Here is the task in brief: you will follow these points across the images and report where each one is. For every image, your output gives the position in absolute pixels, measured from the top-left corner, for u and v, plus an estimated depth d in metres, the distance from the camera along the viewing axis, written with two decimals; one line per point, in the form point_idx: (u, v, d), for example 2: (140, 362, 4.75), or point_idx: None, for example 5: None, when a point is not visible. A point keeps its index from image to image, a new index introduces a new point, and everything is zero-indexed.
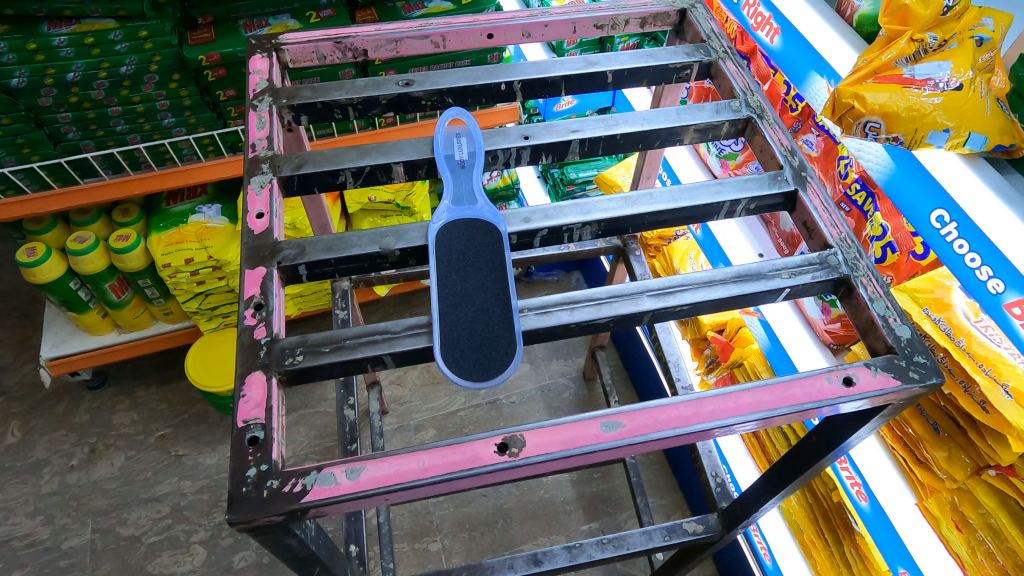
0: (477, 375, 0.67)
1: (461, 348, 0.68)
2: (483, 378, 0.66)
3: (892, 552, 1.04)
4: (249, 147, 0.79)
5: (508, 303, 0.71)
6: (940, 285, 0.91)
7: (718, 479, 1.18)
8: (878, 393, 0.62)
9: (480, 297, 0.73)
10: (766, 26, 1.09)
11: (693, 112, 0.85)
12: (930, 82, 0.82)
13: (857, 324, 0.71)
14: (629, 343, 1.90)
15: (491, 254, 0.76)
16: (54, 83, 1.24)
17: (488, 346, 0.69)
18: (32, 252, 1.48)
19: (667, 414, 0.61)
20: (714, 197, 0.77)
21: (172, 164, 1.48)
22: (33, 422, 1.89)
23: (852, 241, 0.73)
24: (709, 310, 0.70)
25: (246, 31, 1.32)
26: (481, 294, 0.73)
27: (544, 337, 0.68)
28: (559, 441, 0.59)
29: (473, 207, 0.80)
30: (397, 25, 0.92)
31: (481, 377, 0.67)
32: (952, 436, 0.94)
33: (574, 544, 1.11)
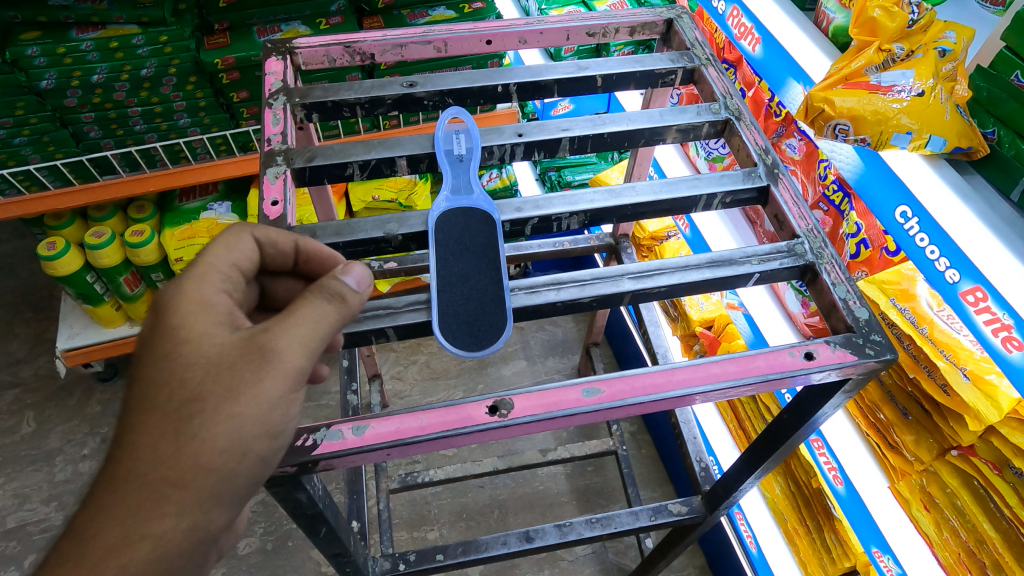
0: (469, 345, 0.72)
1: (456, 322, 0.74)
2: (475, 348, 0.72)
3: (865, 533, 1.10)
4: (265, 141, 0.86)
5: (500, 283, 0.77)
6: (906, 277, 0.96)
7: (702, 463, 1.26)
8: (837, 366, 0.69)
9: (474, 277, 0.78)
10: (748, 36, 1.15)
11: (675, 113, 0.92)
12: (895, 88, 0.88)
13: (821, 306, 0.77)
14: (623, 340, 1.97)
15: (485, 239, 0.81)
16: (79, 84, 1.31)
17: (481, 321, 0.74)
18: (52, 245, 1.54)
19: (643, 381, 0.68)
20: (692, 190, 0.84)
21: (187, 163, 1.55)
22: (47, 412, 1.94)
23: (819, 232, 0.80)
24: (685, 292, 0.77)
25: (260, 36, 1.40)
26: (475, 274, 0.78)
27: (532, 315, 0.75)
28: (543, 404, 0.65)
29: (472, 197, 0.85)
30: (402, 31, 0.99)
31: (473, 348, 0.72)
32: (919, 421, 0.99)
33: (564, 523, 1.17)
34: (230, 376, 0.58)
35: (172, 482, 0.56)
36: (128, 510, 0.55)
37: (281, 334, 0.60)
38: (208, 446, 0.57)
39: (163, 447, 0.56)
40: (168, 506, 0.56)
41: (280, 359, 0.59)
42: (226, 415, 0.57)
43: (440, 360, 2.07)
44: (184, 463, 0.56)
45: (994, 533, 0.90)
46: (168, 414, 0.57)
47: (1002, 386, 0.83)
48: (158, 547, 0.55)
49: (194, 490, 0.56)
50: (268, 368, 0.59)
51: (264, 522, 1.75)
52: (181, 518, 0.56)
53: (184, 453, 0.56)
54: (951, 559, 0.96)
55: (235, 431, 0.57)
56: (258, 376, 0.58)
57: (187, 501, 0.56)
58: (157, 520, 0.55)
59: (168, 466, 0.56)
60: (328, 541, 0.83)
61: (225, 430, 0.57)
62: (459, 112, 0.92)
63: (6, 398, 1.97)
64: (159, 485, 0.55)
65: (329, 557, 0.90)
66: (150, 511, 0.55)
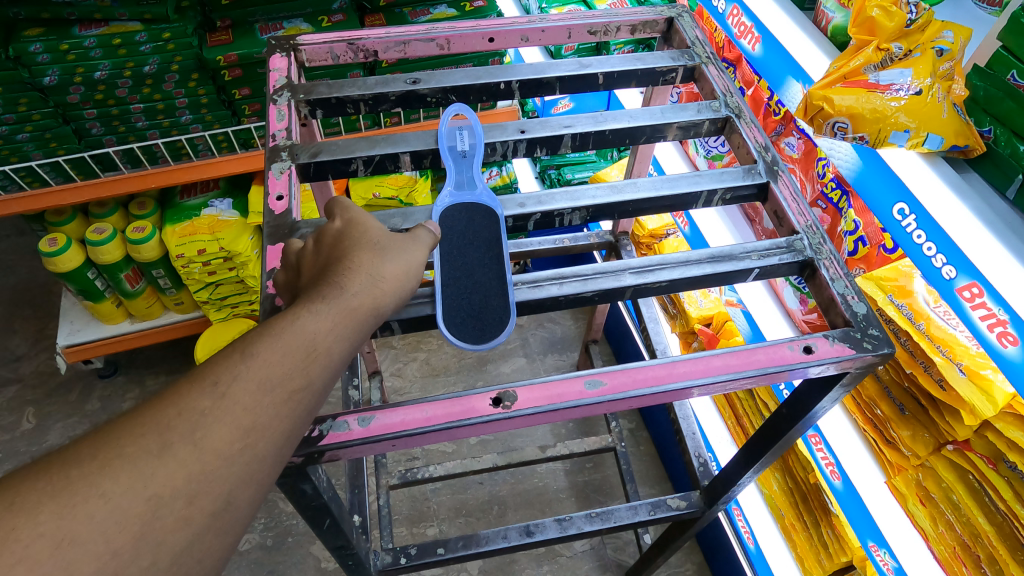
0: (472, 338, 0.73)
1: (461, 315, 0.75)
2: (478, 340, 0.73)
3: (862, 527, 1.10)
4: (269, 137, 0.86)
5: (504, 278, 0.78)
6: (904, 273, 0.98)
7: (700, 458, 1.27)
8: (835, 360, 0.70)
9: (478, 272, 0.79)
10: (748, 35, 1.15)
11: (676, 111, 0.93)
12: (892, 87, 0.89)
13: (820, 302, 0.78)
14: (622, 337, 1.98)
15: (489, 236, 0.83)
16: (82, 81, 1.31)
17: (485, 313, 0.75)
18: (53, 242, 1.54)
19: (644, 374, 0.68)
20: (692, 186, 0.85)
21: (188, 160, 1.55)
22: (47, 409, 1.95)
23: (817, 228, 0.81)
24: (685, 287, 0.78)
25: (262, 33, 1.41)
26: (479, 269, 0.79)
27: (535, 309, 0.77)
28: (547, 396, 0.66)
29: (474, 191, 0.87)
30: (405, 28, 1.00)
31: (476, 340, 0.73)
32: (915, 415, 1.00)
33: (564, 518, 1.18)
34: (365, 275, 0.61)
35: (307, 363, 0.53)
36: (267, 391, 0.51)
37: (406, 252, 0.65)
38: (345, 335, 0.57)
39: (309, 329, 0.55)
40: (307, 389, 0.53)
41: (407, 270, 0.64)
42: (364, 311, 0.59)
43: (440, 357, 2.08)
44: (325, 346, 0.55)
45: (989, 527, 0.90)
46: (298, 308, 0.56)
47: (997, 380, 0.83)
48: (270, 439, 0.50)
49: (323, 381, 0.54)
50: (402, 275, 0.64)
51: (264, 518, 1.75)
52: (301, 413, 0.53)
53: (328, 337, 0.55)
54: (946, 552, 0.98)
55: (365, 328, 0.59)
56: (391, 282, 0.62)
57: (317, 393, 0.54)
58: (292, 402, 0.52)
59: (308, 347, 0.54)
60: (331, 533, 0.84)
61: (363, 324, 0.58)
62: (461, 108, 0.94)
63: (6, 394, 1.97)
64: (282, 368, 0.52)
65: (331, 550, 0.91)
66: (286, 394, 0.52)
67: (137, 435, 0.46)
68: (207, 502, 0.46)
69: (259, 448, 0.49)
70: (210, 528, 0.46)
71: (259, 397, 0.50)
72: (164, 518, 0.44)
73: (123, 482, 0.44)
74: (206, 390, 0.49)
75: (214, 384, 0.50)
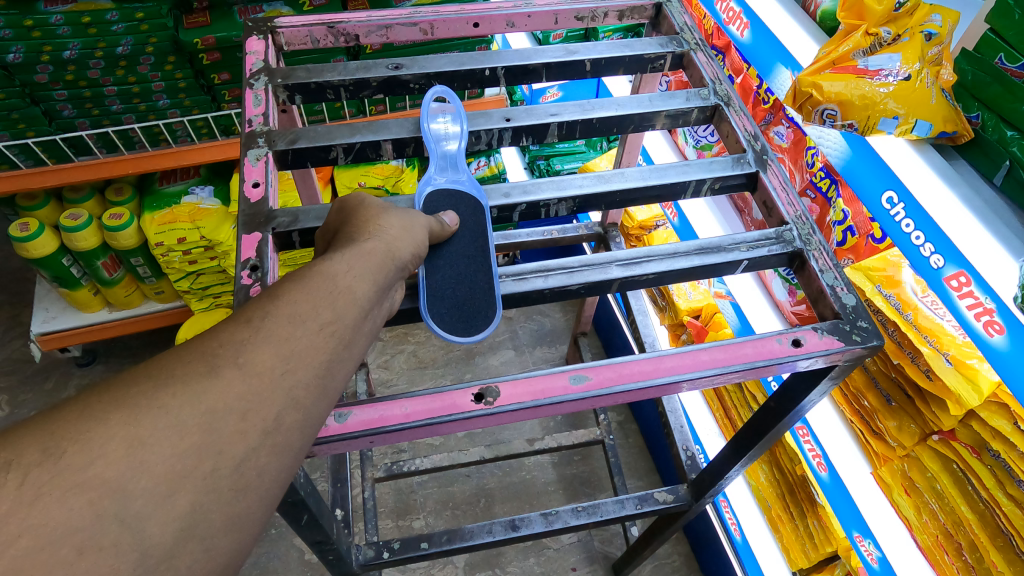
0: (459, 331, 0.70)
1: (445, 306, 0.71)
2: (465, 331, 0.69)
3: (848, 518, 1.08)
4: (245, 122, 0.83)
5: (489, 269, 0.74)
6: (892, 263, 0.95)
7: (688, 452, 1.26)
8: (823, 353, 0.68)
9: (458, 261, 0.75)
10: (737, 21, 1.11)
11: (665, 99, 0.91)
12: (881, 72, 0.86)
13: (808, 293, 0.77)
14: (611, 330, 1.97)
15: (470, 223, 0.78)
16: (50, 60, 1.27)
17: (470, 306, 0.71)
18: (25, 227, 1.50)
19: (630, 369, 0.67)
20: (681, 176, 0.83)
21: (166, 146, 1.52)
22: (22, 397, 1.89)
23: (807, 219, 0.79)
24: (674, 279, 0.76)
25: (241, 16, 1.36)
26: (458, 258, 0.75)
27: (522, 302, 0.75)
28: (531, 392, 0.64)
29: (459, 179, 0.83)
30: (388, 12, 0.97)
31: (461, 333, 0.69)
32: (902, 406, 0.97)
33: (550, 511, 1.17)
34: (382, 230, 0.60)
35: (337, 295, 0.50)
36: (303, 319, 0.47)
37: (412, 221, 0.66)
38: (372, 276, 0.54)
39: (336, 266, 0.52)
40: (341, 322, 0.49)
41: (417, 235, 0.65)
42: (386, 259, 0.57)
43: (428, 349, 2.06)
44: (353, 280, 0.52)
45: (971, 516, 0.89)
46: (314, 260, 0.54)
47: (983, 369, 0.81)
48: (312, 369, 0.46)
49: (359, 315, 0.51)
50: (413, 238, 0.64)
51: None
52: (341, 347, 0.49)
53: (354, 273, 0.53)
54: (929, 540, 0.97)
55: (389, 275, 0.57)
56: (405, 240, 0.62)
57: (353, 329, 0.50)
58: (329, 331, 0.48)
59: (337, 280, 0.51)
60: (310, 529, 0.82)
61: (387, 270, 0.57)
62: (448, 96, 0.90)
63: None
64: (305, 302, 0.48)
65: (312, 545, 0.89)
66: (320, 321, 0.48)
67: (181, 361, 0.42)
68: (259, 419, 0.42)
69: (301, 377, 0.45)
70: (264, 446, 0.42)
71: (294, 324, 0.47)
72: (222, 431, 0.40)
73: (179, 396, 0.40)
74: (240, 325, 0.46)
75: (248, 320, 0.46)
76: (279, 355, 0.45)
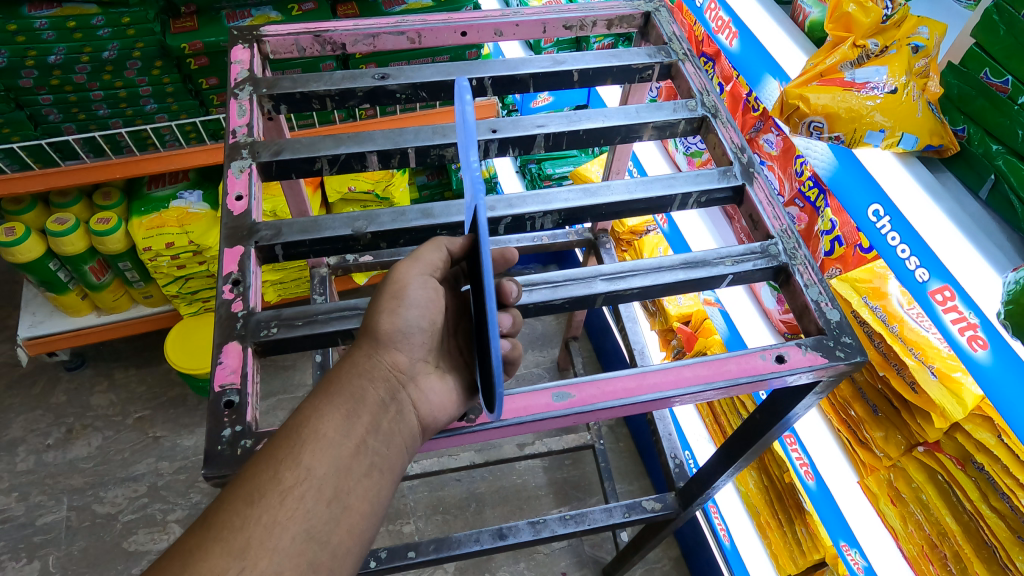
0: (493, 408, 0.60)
1: (482, 382, 0.60)
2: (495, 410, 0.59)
3: (833, 527, 1.05)
4: (229, 133, 0.83)
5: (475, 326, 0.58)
6: (878, 274, 0.95)
7: (676, 459, 1.26)
8: (807, 369, 0.68)
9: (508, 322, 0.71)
10: (726, 30, 1.08)
11: (652, 110, 0.91)
12: (868, 85, 0.84)
13: (793, 308, 0.77)
14: (602, 334, 1.98)
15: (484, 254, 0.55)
16: (36, 64, 1.26)
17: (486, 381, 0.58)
18: (10, 231, 1.49)
19: (613, 385, 0.67)
20: (666, 189, 0.83)
21: (154, 150, 1.51)
22: (10, 401, 1.87)
23: (792, 232, 0.79)
24: (659, 294, 0.77)
25: (229, 21, 1.35)
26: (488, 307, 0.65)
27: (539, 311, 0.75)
28: (513, 410, 0.66)
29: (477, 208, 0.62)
30: (374, 21, 0.96)
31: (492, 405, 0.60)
32: (888, 416, 0.97)
33: (537, 519, 1.16)
34: (357, 352, 0.63)
35: (300, 450, 0.56)
36: (266, 489, 0.54)
37: (401, 289, 0.66)
38: (340, 414, 0.59)
39: (302, 417, 0.58)
40: (309, 478, 0.55)
41: (404, 323, 0.65)
42: (357, 384, 0.61)
43: None
44: (316, 425, 0.58)
45: (956, 527, 0.88)
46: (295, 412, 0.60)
47: (968, 382, 0.81)
48: (287, 542, 0.52)
49: (330, 463, 0.56)
50: (396, 328, 0.65)
51: None
52: (317, 506, 0.54)
53: (316, 417, 0.58)
54: (914, 551, 0.96)
55: (367, 399, 0.60)
56: (382, 348, 0.64)
57: (326, 480, 0.55)
58: (295, 496, 0.54)
59: (301, 432, 0.57)
60: None
61: (360, 396, 0.60)
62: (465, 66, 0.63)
63: None
64: (266, 474, 0.55)
65: None
66: (282, 486, 0.54)
67: None
68: None
69: (260, 567, 0.51)
70: None
71: (258, 498, 0.53)
72: None
73: None
74: (201, 526, 0.53)
75: (208, 517, 0.53)
76: (250, 539, 0.52)
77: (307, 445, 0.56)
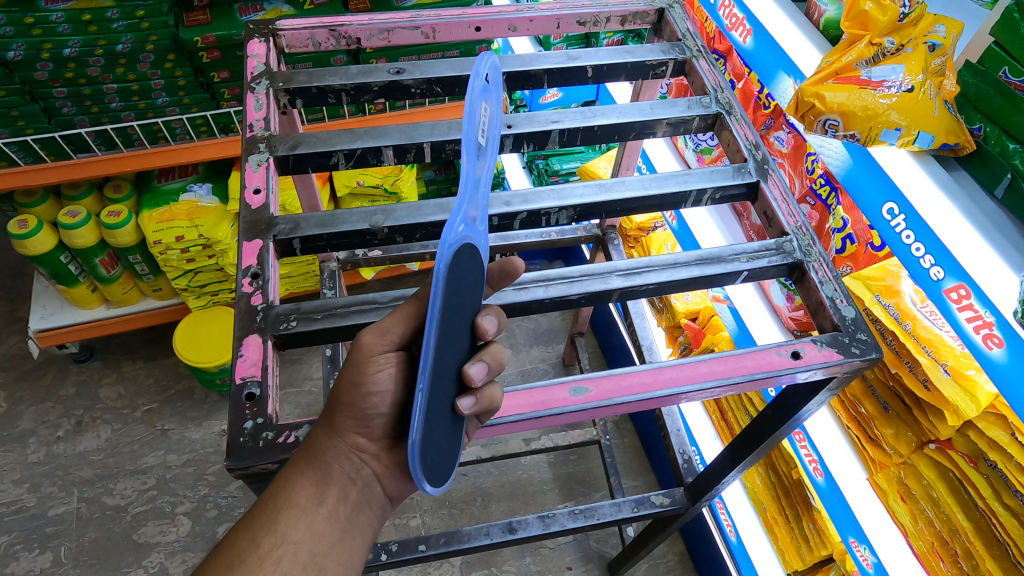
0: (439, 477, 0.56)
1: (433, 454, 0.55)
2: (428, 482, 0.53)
3: (842, 522, 1.06)
4: (246, 126, 0.83)
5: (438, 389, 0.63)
6: (891, 273, 0.94)
7: (685, 455, 1.26)
8: (822, 365, 0.68)
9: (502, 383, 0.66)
10: (740, 27, 1.08)
11: (666, 106, 0.91)
12: (885, 83, 0.82)
13: (808, 304, 0.77)
14: (608, 330, 1.99)
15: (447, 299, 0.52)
16: (50, 57, 1.26)
17: (433, 452, 0.54)
18: (23, 224, 1.50)
19: (629, 380, 0.68)
20: (681, 186, 0.83)
21: (165, 143, 1.51)
22: (20, 393, 1.88)
23: (807, 230, 0.79)
24: (674, 290, 0.77)
25: (241, 15, 1.34)
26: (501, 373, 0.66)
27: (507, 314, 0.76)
28: (531, 403, 0.66)
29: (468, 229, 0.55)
30: (389, 15, 0.96)
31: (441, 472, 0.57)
32: (898, 414, 0.97)
33: (547, 514, 1.17)
34: (319, 428, 0.65)
35: (276, 517, 0.61)
36: (246, 555, 0.59)
37: (358, 376, 0.62)
38: (311, 482, 0.63)
39: (275, 485, 0.63)
40: (284, 544, 0.60)
41: (366, 409, 0.63)
42: (325, 458, 0.64)
43: None
44: (289, 493, 0.62)
45: (967, 524, 0.89)
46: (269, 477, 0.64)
47: (981, 381, 0.82)
48: None
49: (303, 529, 0.61)
50: (353, 413, 0.63)
51: (244, 507, 1.68)
52: (294, 569, 0.60)
53: (289, 485, 0.63)
54: (924, 548, 0.96)
55: (337, 471, 0.64)
56: (342, 433, 0.64)
57: (301, 545, 0.61)
58: (272, 561, 0.59)
59: (275, 500, 0.62)
60: None
61: (329, 467, 0.64)
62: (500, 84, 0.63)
63: None
64: (244, 542, 0.60)
65: None
66: (260, 551, 0.60)
67: None
68: None
69: None
70: None
71: (237, 563, 0.58)
72: None
73: None
74: None
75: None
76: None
77: (280, 513, 0.61)
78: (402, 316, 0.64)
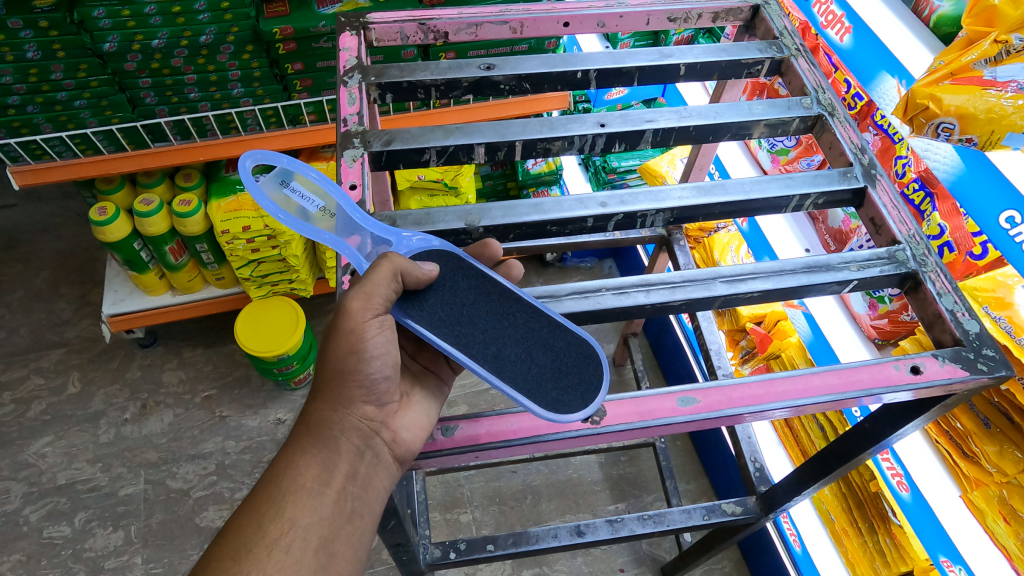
0: (582, 404, 0.63)
1: (552, 386, 0.64)
2: (587, 399, 0.64)
3: (931, 540, 1.02)
4: (340, 121, 0.82)
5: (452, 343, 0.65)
6: (1002, 284, 0.90)
7: (756, 464, 1.22)
8: (946, 381, 0.65)
9: (519, 321, 0.68)
10: (838, 24, 1.04)
11: (766, 107, 0.87)
12: (1012, 84, 0.76)
13: (923, 317, 0.73)
14: (662, 331, 1.95)
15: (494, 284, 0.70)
16: (140, 48, 1.27)
17: (566, 378, 0.65)
18: (102, 210, 1.52)
19: (740, 392, 0.65)
20: (784, 189, 0.80)
21: (236, 133, 1.52)
22: (91, 374, 1.92)
23: (921, 239, 0.76)
24: (779, 299, 0.74)
25: (319, 6, 1.35)
26: (505, 319, 0.68)
27: (595, 318, 0.73)
28: (637, 412, 0.64)
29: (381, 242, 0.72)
30: (478, 9, 0.95)
31: (575, 411, 0.63)
32: (1003, 432, 0.92)
33: (616, 519, 1.15)
34: (323, 405, 0.67)
35: (282, 501, 0.61)
36: (253, 545, 0.60)
37: (357, 342, 0.65)
38: (317, 462, 0.64)
39: (279, 469, 0.64)
40: (292, 529, 0.61)
41: (368, 374, 0.67)
42: (332, 433, 0.66)
43: None
44: (294, 475, 0.63)
45: None
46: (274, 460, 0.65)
47: None
48: None
49: (311, 513, 0.61)
50: (360, 383, 0.67)
51: None
52: (305, 555, 0.60)
53: (294, 467, 0.63)
54: None
55: (345, 447, 0.66)
56: (350, 404, 0.67)
57: (310, 529, 0.61)
58: (280, 548, 0.60)
59: (280, 485, 0.62)
60: (392, 531, 0.81)
61: (336, 444, 0.65)
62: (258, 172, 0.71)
63: (52, 357, 1.95)
64: (250, 528, 0.60)
65: (388, 546, 0.87)
66: (269, 539, 0.60)
67: None
68: None
69: None
70: None
71: (246, 553, 0.59)
72: None
73: None
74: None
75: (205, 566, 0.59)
76: None
77: (285, 497, 0.62)
78: (383, 277, 0.64)
